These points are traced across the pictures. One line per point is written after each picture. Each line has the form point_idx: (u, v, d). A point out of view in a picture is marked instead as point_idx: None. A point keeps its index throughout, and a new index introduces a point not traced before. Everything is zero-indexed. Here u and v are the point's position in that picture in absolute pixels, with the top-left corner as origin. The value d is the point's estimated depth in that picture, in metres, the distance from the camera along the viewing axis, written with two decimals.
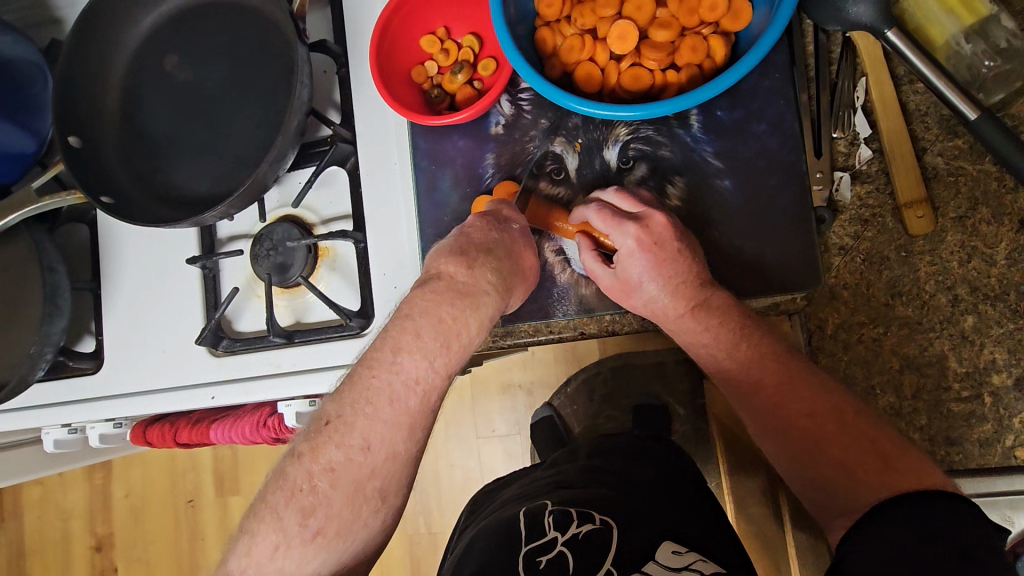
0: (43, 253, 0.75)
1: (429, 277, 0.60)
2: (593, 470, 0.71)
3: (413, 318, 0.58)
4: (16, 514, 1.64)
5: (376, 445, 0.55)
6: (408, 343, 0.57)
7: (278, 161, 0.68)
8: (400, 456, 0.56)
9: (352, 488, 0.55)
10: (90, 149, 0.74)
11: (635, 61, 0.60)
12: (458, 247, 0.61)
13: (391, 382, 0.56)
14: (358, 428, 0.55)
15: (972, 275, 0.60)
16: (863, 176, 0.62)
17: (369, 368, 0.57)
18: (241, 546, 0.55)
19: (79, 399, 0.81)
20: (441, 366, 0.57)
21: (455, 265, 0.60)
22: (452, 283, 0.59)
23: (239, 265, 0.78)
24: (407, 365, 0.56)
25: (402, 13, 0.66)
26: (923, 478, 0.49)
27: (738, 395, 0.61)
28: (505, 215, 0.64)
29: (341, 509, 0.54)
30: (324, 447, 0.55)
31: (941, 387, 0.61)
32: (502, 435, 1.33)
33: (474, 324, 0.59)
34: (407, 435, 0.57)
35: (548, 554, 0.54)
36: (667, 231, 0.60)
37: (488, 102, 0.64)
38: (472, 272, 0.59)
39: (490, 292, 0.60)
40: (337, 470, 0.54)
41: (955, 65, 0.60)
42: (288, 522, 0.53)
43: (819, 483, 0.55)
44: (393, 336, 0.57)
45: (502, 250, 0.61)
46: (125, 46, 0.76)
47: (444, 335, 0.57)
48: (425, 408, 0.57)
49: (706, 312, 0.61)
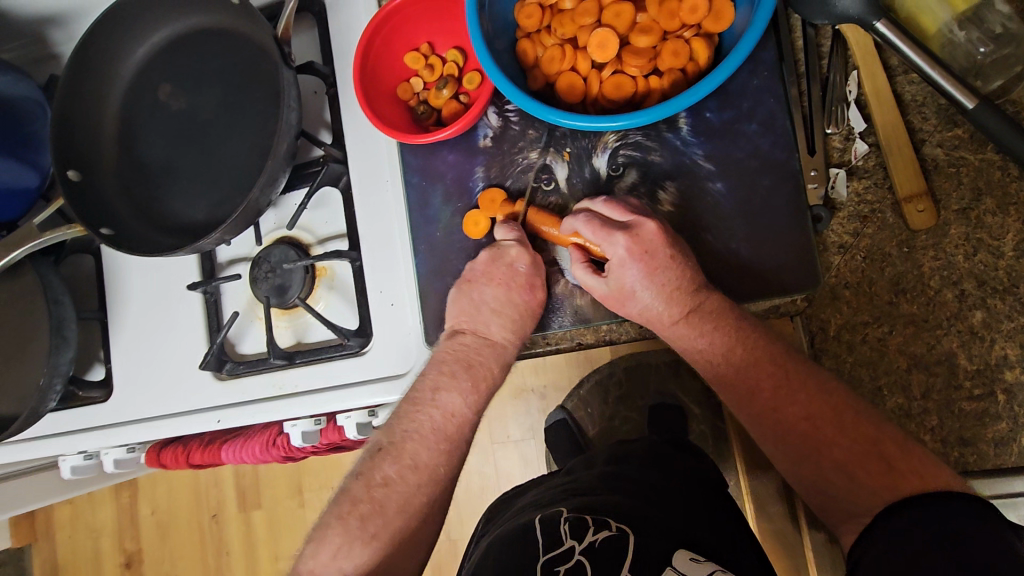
0: (50, 286, 0.76)
1: (453, 330, 0.66)
2: (609, 478, 0.69)
3: (447, 363, 0.64)
4: (47, 536, 1.68)
5: (423, 465, 0.61)
6: (445, 384, 0.63)
7: (269, 185, 0.68)
8: (439, 477, 0.62)
9: (403, 500, 0.60)
10: (89, 182, 0.75)
11: (618, 68, 0.60)
12: (475, 299, 0.65)
13: (432, 416, 0.63)
14: (408, 451, 0.62)
15: (980, 268, 0.58)
16: (860, 172, 0.60)
17: (413, 405, 0.63)
18: (307, 551, 0.60)
19: (92, 426, 0.82)
20: (473, 403, 0.65)
21: (475, 322, 0.65)
22: (477, 337, 0.65)
23: (238, 289, 0.78)
24: (445, 401, 0.63)
25: (383, 33, 0.66)
26: (925, 475, 0.48)
27: (735, 402, 0.60)
28: (512, 256, 0.64)
29: (393, 517, 0.60)
30: (380, 465, 0.62)
31: (953, 386, 0.59)
32: (517, 441, 1.33)
33: (498, 367, 0.66)
34: (449, 452, 0.63)
35: (565, 564, 0.53)
36: (658, 239, 0.59)
37: (473, 116, 0.64)
38: (492, 326, 0.65)
39: (509, 342, 0.66)
40: (391, 485, 0.61)
41: (950, 54, 0.58)
42: (349, 526, 0.59)
43: (822, 488, 0.54)
44: (432, 377, 0.64)
45: (507, 305, 0.64)
46: (119, 79, 0.77)
47: (473, 378, 0.64)
48: (461, 436, 0.64)
49: (699, 318, 0.60)
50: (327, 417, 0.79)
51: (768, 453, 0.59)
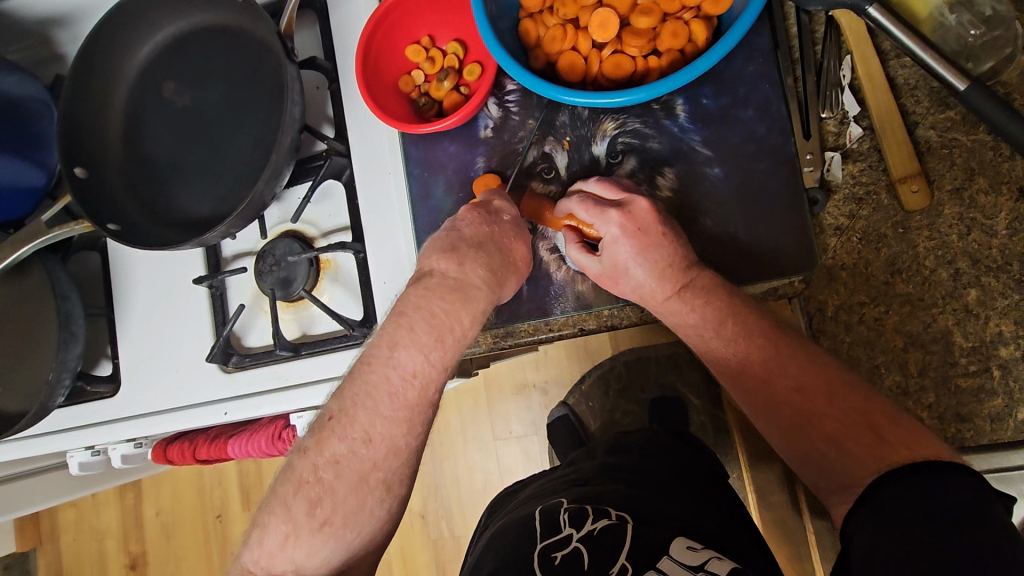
0: (58, 282, 0.78)
1: (422, 273, 0.61)
2: (612, 468, 0.70)
3: (407, 315, 0.58)
4: (52, 538, 1.68)
5: (377, 437, 0.56)
6: (403, 339, 0.58)
7: (275, 178, 0.69)
8: (400, 448, 0.57)
9: (355, 478, 0.56)
10: (95, 178, 0.76)
11: (617, 48, 0.61)
12: (451, 240, 0.62)
13: (389, 376, 0.57)
14: (358, 421, 0.56)
15: (973, 247, 0.59)
16: (854, 155, 0.61)
17: (368, 365, 0.58)
18: (253, 539, 0.57)
19: (99, 421, 0.83)
20: (437, 360, 0.58)
21: (446, 262, 0.60)
22: (443, 280, 0.60)
23: (243, 282, 0.80)
24: (404, 360, 0.57)
25: (386, 24, 0.67)
26: (913, 446, 0.49)
27: (728, 376, 0.62)
28: (494, 207, 0.64)
29: (345, 498, 0.55)
30: (329, 440, 0.56)
31: (948, 363, 0.60)
32: (519, 436, 1.33)
33: (468, 317, 0.59)
34: (408, 420, 0.57)
35: (561, 550, 0.54)
36: (650, 216, 0.61)
37: (474, 106, 0.65)
38: (464, 266, 0.60)
39: (483, 286, 0.60)
40: (341, 462, 0.56)
41: (942, 36, 0.60)
42: (296, 512, 0.55)
43: (812, 459, 0.56)
44: (389, 332, 0.58)
45: (492, 245, 0.61)
46: (124, 76, 0.78)
47: (437, 331, 0.58)
48: (423, 401, 0.58)
49: (692, 293, 0.61)
50: None
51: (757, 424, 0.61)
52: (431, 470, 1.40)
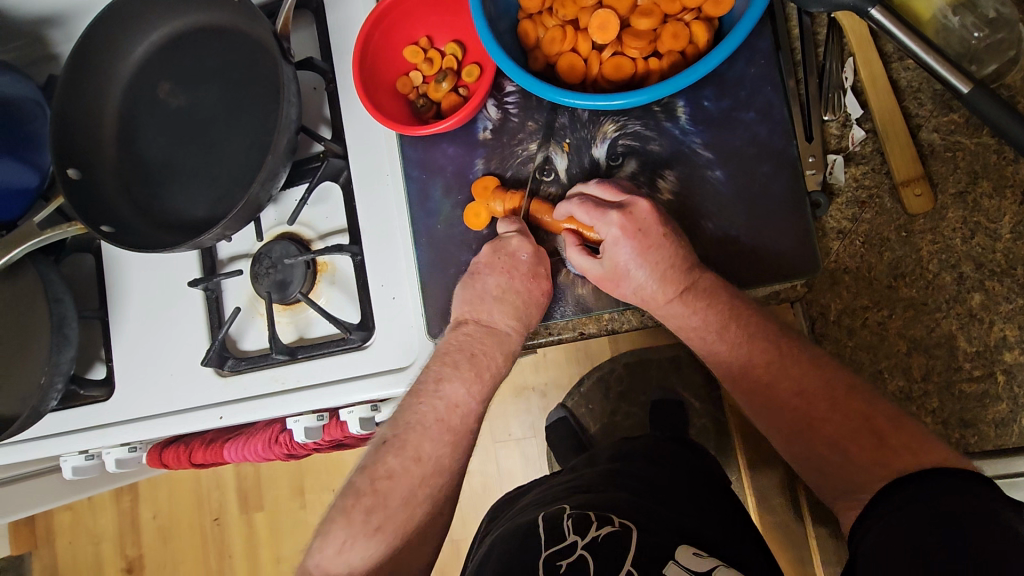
0: (50, 285, 0.77)
1: (459, 321, 0.65)
2: (612, 475, 0.69)
3: (452, 352, 0.63)
4: (48, 542, 1.67)
5: (427, 455, 0.59)
6: (447, 374, 0.62)
7: (271, 179, 0.68)
8: (448, 467, 0.60)
9: (407, 494, 0.58)
10: (88, 180, 0.75)
11: (618, 50, 0.60)
12: (477, 290, 0.64)
13: (436, 406, 0.61)
14: (411, 442, 0.60)
15: (977, 251, 0.59)
16: (857, 158, 0.61)
17: (416, 397, 0.61)
18: (313, 546, 0.58)
19: (93, 425, 0.82)
20: (476, 393, 0.62)
21: (479, 310, 0.64)
22: (478, 326, 0.64)
23: (239, 285, 0.79)
24: (448, 391, 0.61)
25: (384, 24, 0.67)
26: (918, 452, 0.48)
27: (729, 380, 0.61)
28: (512, 247, 0.64)
29: (397, 509, 0.57)
30: (383, 459, 0.59)
31: (952, 368, 0.60)
32: (518, 439, 1.33)
33: (502, 356, 0.64)
34: (453, 443, 0.61)
35: (567, 558, 0.53)
36: (651, 218, 0.60)
37: (473, 107, 0.64)
38: (495, 314, 0.64)
39: (513, 331, 0.65)
40: (395, 478, 0.58)
41: (945, 39, 0.59)
42: (354, 520, 0.57)
43: (816, 463, 0.55)
44: (435, 369, 0.62)
45: (518, 289, 0.63)
46: (119, 77, 0.77)
47: (478, 366, 0.63)
48: (464, 428, 0.62)
49: (694, 296, 0.60)
50: (330, 412, 0.78)
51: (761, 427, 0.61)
52: None
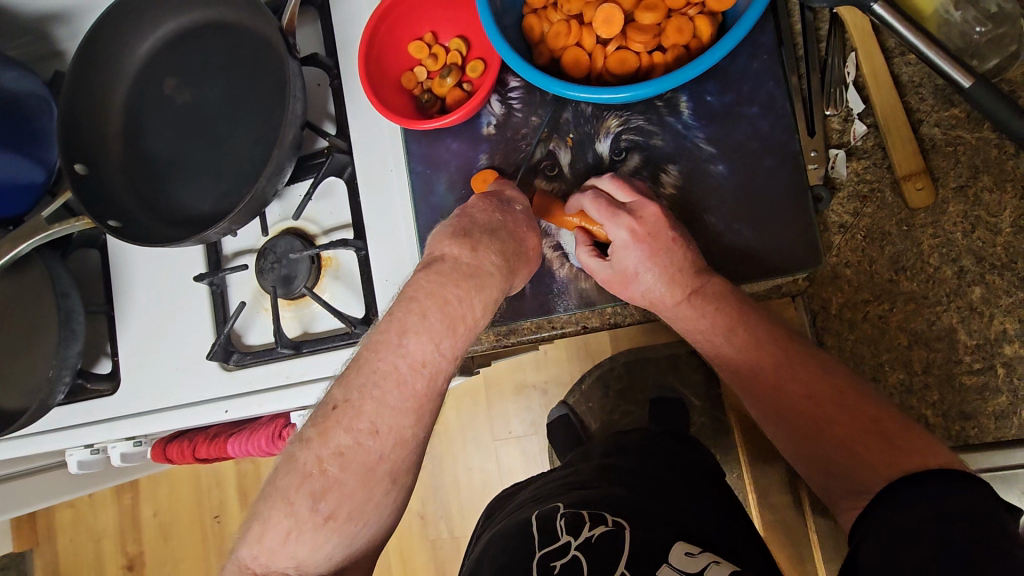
0: (58, 280, 0.77)
1: (433, 258, 0.58)
2: (609, 470, 0.70)
3: (418, 300, 0.54)
4: (49, 539, 1.67)
5: (385, 429, 0.52)
6: (414, 325, 0.53)
7: (277, 174, 0.69)
8: (409, 439, 0.53)
9: (363, 470, 0.52)
10: (95, 175, 0.75)
11: (622, 44, 0.60)
12: (462, 227, 0.59)
13: (398, 365, 0.53)
14: (367, 412, 0.52)
15: (978, 245, 0.59)
16: (858, 152, 0.61)
17: (376, 352, 0.53)
18: (252, 533, 0.52)
19: (97, 420, 0.82)
20: (447, 350, 0.55)
21: (458, 247, 0.58)
22: (457, 265, 0.57)
23: (245, 280, 0.79)
24: (413, 348, 0.53)
25: (389, 20, 0.67)
26: (925, 453, 0.49)
27: (739, 381, 0.62)
28: (507, 197, 0.63)
29: (352, 492, 0.51)
30: (332, 431, 0.52)
31: (952, 360, 0.60)
32: (519, 436, 1.33)
33: (481, 303, 0.56)
34: (417, 410, 0.54)
35: (560, 559, 0.53)
36: (661, 221, 0.61)
37: (478, 102, 0.65)
38: (478, 251, 0.57)
39: (496, 271, 0.58)
40: (347, 454, 0.51)
41: (946, 33, 0.60)
42: (299, 507, 0.51)
43: (825, 465, 0.55)
44: (399, 318, 0.54)
45: (506, 233, 0.60)
46: (125, 73, 0.78)
47: (450, 317, 0.54)
48: (432, 391, 0.55)
49: (702, 299, 0.61)
50: None
51: (768, 432, 0.61)
52: (430, 470, 1.39)
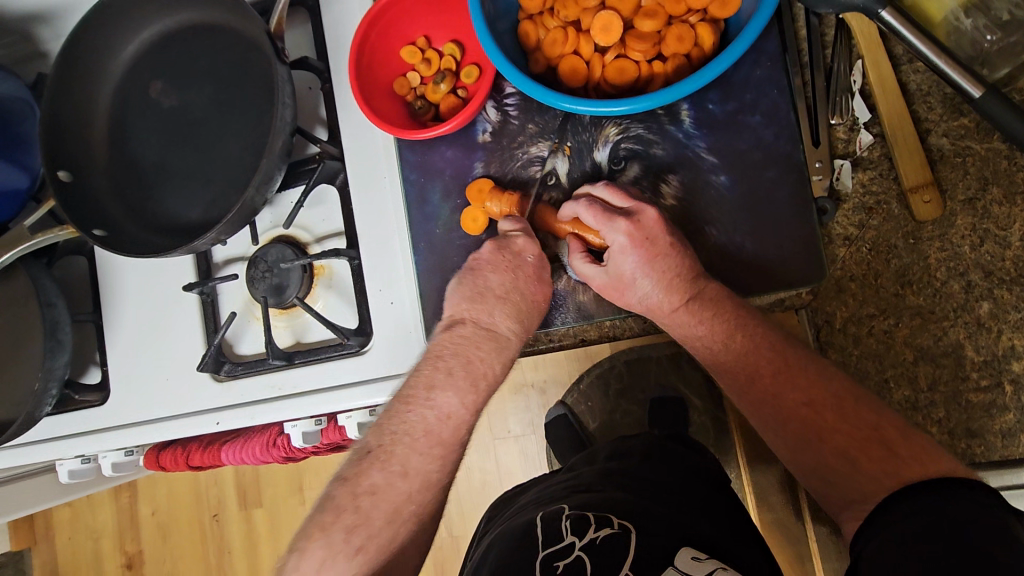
0: (42, 290, 0.75)
1: (455, 320, 0.63)
2: (611, 473, 0.68)
3: (445, 358, 0.60)
4: (47, 538, 1.67)
5: (414, 471, 0.56)
6: (440, 382, 0.58)
7: (266, 183, 0.66)
8: (434, 482, 0.57)
9: (390, 509, 0.55)
10: (80, 182, 0.73)
11: (621, 52, 0.59)
12: (479, 287, 0.62)
13: (426, 417, 0.57)
14: (398, 455, 0.56)
15: (986, 259, 0.58)
16: (864, 163, 0.60)
17: (406, 404, 0.58)
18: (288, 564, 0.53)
19: (88, 430, 0.81)
20: (471, 404, 0.59)
21: (478, 310, 0.62)
22: (476, 328, 0.62)
23: (235, 289, 0.77)
24: (440, 402, 0.58)
25: (380, 24, 0.65)
26: (927, 462, 0.47)
27: (735, 389, 0.60)
28: (519, 247, 0.62)
29: (380, 530, 0.54)
30: (367, 472, 0.56)
31: (959, 377, 0.59)
32: (518, 436, 1.31)
33: (499, 363, 0.62)
34: (443, 456, 0.58)
35: (564, 559, 0.52)
36: (659, 226, 0.59)
37: (472, 111, 0.62)
38: (495, 315, 0.62)
39: (513, 334, 0.63)
40: (378, 493, 0.55)
41: (956, 42, 0.58)
42: (333, 538, 0.53)
43: (823, 474, 0.53)
44: (426, 374, 0.59)
45: (520, 295, 0.62)
46: (109, 77, 0.75)
47: (472, 374, 0.60)
48: (456, 441, 0.59)
49: (700, 305, 0.60)
50: (328, 417, 0.78)
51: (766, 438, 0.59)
52: None
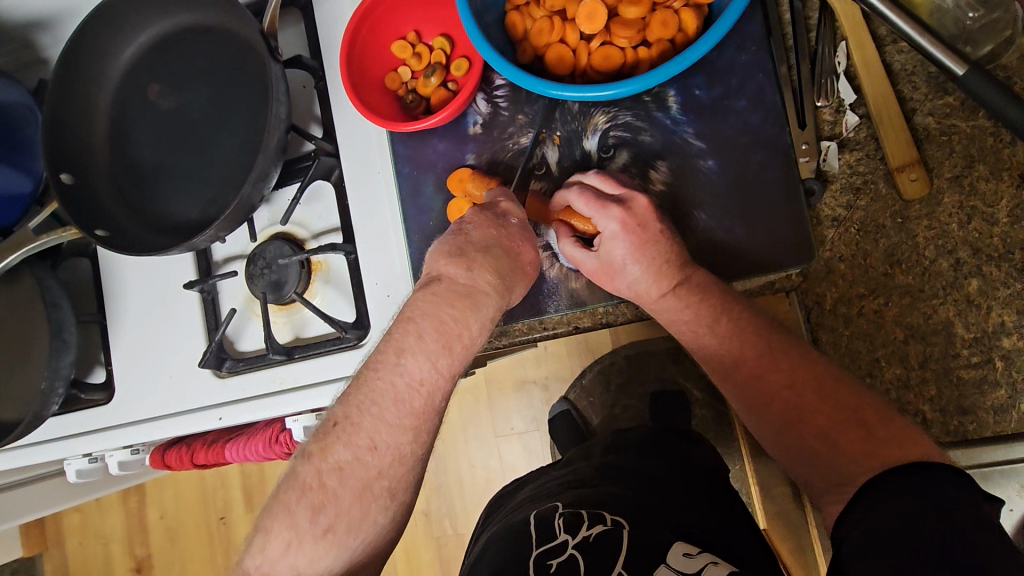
0: (48, 290, 0.77)
1: (431, 277, 0.58)
2: (607, 468, 0.69)
3: (415, 320, 0.55)
4: (58, 543, 1.68)
5: (382, 445, 0.53)
6: (410, 345, 0.54)
7: (262, 180, 0.67)
8: (406, 457, 0.54)
9: (359, 486, 0.53)
10: (81, 185, 0.75)
11: (606, 40, 0.59)
12: (459, 244, 0.59)
13: (395, 383, 0.54)
14: (364, 429, 0.53)
15: (973, 236, 0.58)
16: (851, 144, 0.60)
17: (374, 370, 0.55)
18: (254, 543, 0.54)
19: (93, 429, 0.82)
20: (445, 368, 0.55)
21: (455, 266, 0.57)
22: (452, 286, 0.56)
23: (235, 287, 0.79)
24: (411, 367, 0.54)
25: (370, 21, 0.66)
26: (905, 445, 0.48)
27: (719, 373, 0.61)
28: (502, 208, 0.62)
29: (349, 506, 0.53)
30: (333, 447, 0.54)
31: (949, 355, 0.59)
32: (521, 432, 1.32)
33: (476, 323, 0.56)
34: (415, 428, 0.54)
35: (558, 557, 0.53)
36: (650, 213, 0.59)
37: (462, 102, 0.64)
38: (473, 271, 0.57)
39: (492, 290, 0.57)
40: (345, 469, 0.53)
41: (939, 20, 0.59)
42: (299, 519, 0.53)
43: (804, 456, 0.54)
44: (396, 338, 0.55)
45: (500, 249, 0.59)
46: (108, 80, 0.77)
47: (445, 337, 0.55)
48: (430, 409, 0.55)
49: (686, 291, 0.60)
50: None
51: (748, 419, 0.60)
52: (433, 469, 1.39)
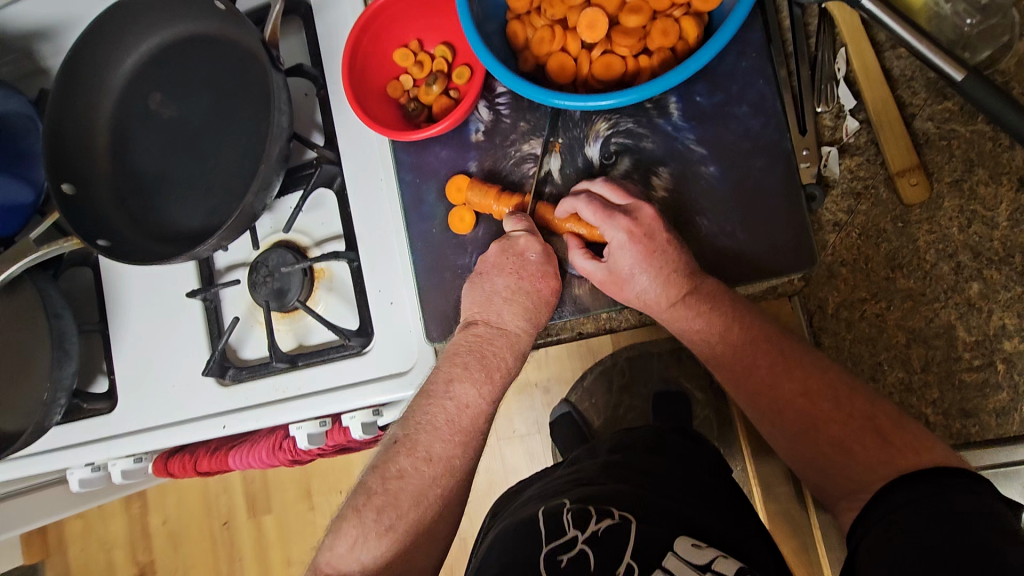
0: (49, 301, 0.76)
1: (468, 320, 0.65)
2: (614, 466, 0.68)
3: (461, 355, 0.64)
4: (60, 549, 1.68)
5: (437, 456, 0.61)
6: (458, 375, 0.62)
7: (264, 189, 0.67)
8: (456, 469, 0.61)
9: (417, 493, 0.59)
10: (83, 196, 0.75)
11: (607, 49, 0.60)
12: (488, 290, 0.64)
13: (446, 407, 0.62)
14: (422, 442, 0.61)
15: (974, 240, 0.59)
16: (851, 149, 0.61)
17: (426, 398, 0.62)
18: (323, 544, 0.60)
19: (97, 439, 0.82)
20: (486, 395, 0.63)
21: (488, 312, 0.65)
22: (488, 328, 0.64)
23: (238, 295, 0.79)
24: (459, 393, 0.62)
25: (371, 29, 0.66)
26: (920, 452, 0.48)
27: (732, 381, 0.61)
28: (521, 246, 0.64)
29: (408, 510, 0.59)
30: (394, 459, 0.61)
31: (952, 358, 0.60)
32: (523, 434, 1.29)
33: (512, 356, 0.64)
34: (463, 444, 0.62)
35: (568, 552, 0.53)
36: (656, 223, 0.60)
37: (465, 109, 0.64)
38: (505, 314, 0.64)
39: (523, 331, 0.65)
40: (405, 477, 0.60)
41: (937, 26, 0.60)
42: (366, 518, 0.59)
43: (820, 465, 0.54)
44: (445, 370, 0.63)
45: (526, 290, 0.64)
46: (109, 90, 0.77)
47: (487, 368, 0.63)
48: (475, 427, 0.63)
49: (696, 300, 0.61)
50: (332, 419, 0.78)
51: (761, 428, 0.60)
52: None
